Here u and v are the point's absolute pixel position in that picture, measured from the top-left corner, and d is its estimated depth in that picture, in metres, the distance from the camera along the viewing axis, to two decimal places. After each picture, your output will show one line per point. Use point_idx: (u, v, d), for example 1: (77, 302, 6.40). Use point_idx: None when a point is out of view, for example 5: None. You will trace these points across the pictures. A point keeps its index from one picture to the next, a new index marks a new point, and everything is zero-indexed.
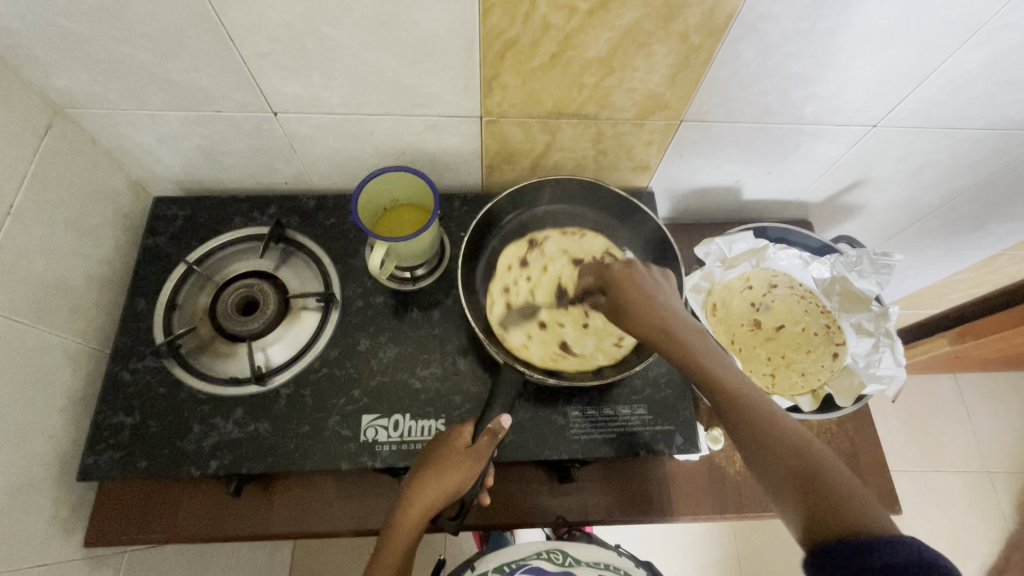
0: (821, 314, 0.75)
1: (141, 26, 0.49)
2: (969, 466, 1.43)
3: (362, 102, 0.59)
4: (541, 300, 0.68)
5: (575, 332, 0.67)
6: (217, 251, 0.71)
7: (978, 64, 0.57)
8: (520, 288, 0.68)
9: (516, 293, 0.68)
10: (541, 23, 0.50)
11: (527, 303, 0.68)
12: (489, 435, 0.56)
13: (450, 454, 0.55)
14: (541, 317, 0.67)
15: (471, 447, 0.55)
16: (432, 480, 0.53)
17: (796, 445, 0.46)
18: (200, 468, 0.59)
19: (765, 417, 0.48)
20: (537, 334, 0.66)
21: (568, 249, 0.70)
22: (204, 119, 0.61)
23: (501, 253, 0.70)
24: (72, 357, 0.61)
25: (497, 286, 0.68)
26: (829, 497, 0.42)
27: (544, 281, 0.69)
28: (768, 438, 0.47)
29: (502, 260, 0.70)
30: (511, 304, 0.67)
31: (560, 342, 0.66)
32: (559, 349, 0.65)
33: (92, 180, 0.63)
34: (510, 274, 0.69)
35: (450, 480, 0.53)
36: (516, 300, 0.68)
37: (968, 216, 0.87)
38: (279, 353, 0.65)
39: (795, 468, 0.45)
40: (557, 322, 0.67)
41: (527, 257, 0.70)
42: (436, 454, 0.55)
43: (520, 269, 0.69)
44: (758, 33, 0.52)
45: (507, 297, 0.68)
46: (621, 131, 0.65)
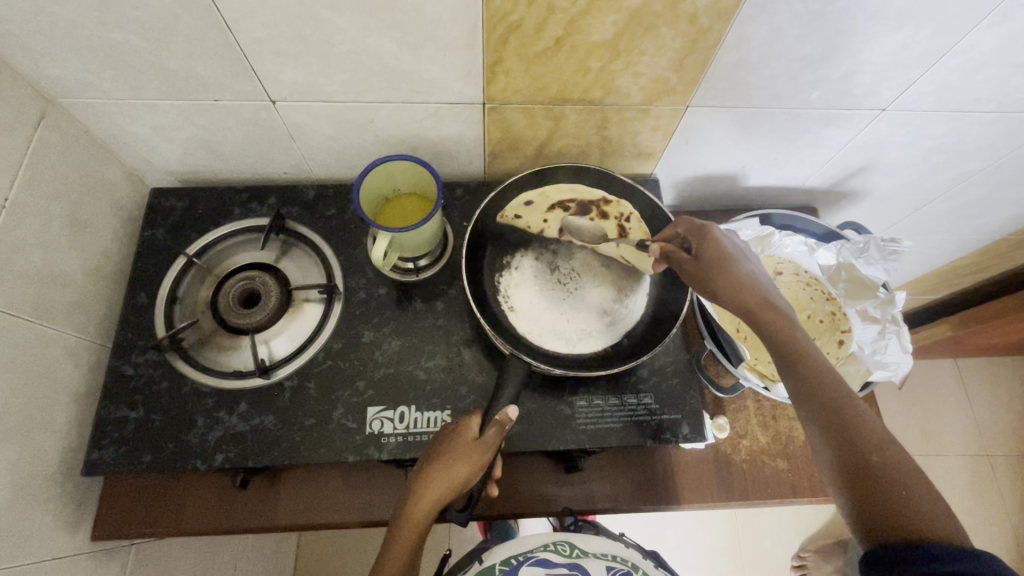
0: (826, 301, 0.74)
1: (133, 12, 0.48)
2: (969, 450, 1.45)
3: (362, 89, 0.58)
4: (541, 241, 0.68)
5: (553, 282, 0.66)
6: (216, 243, 0.70)
7: (991, 46, 0.55)
8: (535, 221, 0.69)
9: (532, 215, 0.69)
10: (546, 6, 0.48)
11: (531, 235, 0.69)
12: (496, 427, 0.54)
13: (458, 445, 0.54)
14: (531, 243, 0.68)
15: (477, 439, 0.54)
16: (439, 473, 0.53)
17: (884, 452, 0.45)
18: (206, 462, 0.59)
19: (850, 409, 0.48)
20: (518, 264, 0.67)
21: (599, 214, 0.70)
22: (201, 108, 0.59)
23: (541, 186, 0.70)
24: (74, 351, 0.60)
25: (519, 206, 0.70)
26: (902, 508, 0.42)
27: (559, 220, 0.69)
28: (851, 434, 0.46)
29: (538, 191, 0.70)
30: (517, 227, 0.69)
31: (532, 282, 0.66)
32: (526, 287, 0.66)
33: (87, 171, 0.62)
34: (538, 206, 0.70)
35: (456, 471, 0.53)
36: (525, 226, 0.69)
37: (975, 201, 0.86)
38: (282, 346, 0.64)
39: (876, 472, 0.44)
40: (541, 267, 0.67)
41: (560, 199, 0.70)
42: (443, 446, 0.55)
43: (547, 207, 0.70)
44: (770, 14, 0.50)
45: (519, 220, 0.69)
46: (626, 116, 0.64)
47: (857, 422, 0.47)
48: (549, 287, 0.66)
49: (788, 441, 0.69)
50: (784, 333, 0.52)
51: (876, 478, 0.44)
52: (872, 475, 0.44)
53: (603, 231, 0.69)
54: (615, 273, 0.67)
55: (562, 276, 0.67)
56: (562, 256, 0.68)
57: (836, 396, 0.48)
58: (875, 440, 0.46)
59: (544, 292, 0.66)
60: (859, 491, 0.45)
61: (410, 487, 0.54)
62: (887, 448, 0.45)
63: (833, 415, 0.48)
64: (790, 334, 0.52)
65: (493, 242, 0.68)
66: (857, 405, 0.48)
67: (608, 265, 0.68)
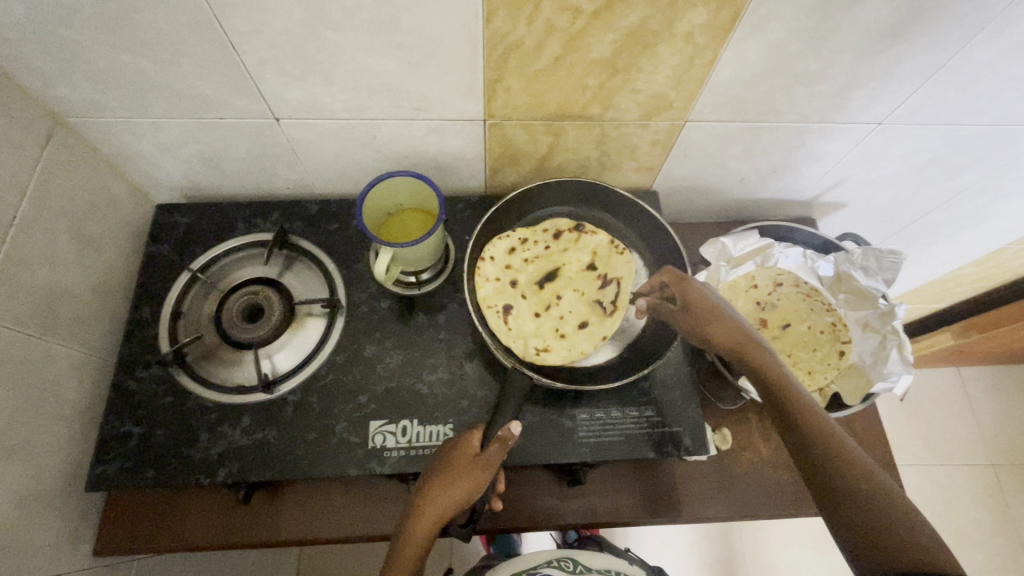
0: (826, 313, 0.74)
1: (140, 34, 0.49)
2: (974, 459, 1.44)
3: (365, 106, 0.58)
4: (530, 270, 0.69)
5: (529, 311, 0.67)
6: (220, 258, 0.70)
7: (984, 60, 0.56)
8: (533, 247, 0.69)
9: (526, 246, 0.69)
10: (544, 26, 0.50)
11: (522, 263, 0.69)
12: (499, 444, 0.55)
13: (461, 461, 0.55)
14: (517, 272, 0.68)
15: (480, 455, 0.55)
16: (442, 488, 0.53)
17: (868, 479, 0.46)
18: (209, 476, 0.59)
19: (835, 442, 0.49)
20: (500, 283, 0.67)
21: (597, 255, 0.69)
22: (206, 126, 0.60)
23: (548, 217, 0.71)
24: (78, 366, 0.60)
25: (522, 230, 0.70)
26: (885, 533, 0.43)
27: (552, 257, 0.69)
28: (848, 486, 0.46)
29: (547, 220, 0.70)
30: (513, 249, 0.69)
31: (508, 304, 0.66)
32: (501, 307, 0.66)
33: (94, 189, 0.63)
34: (540, 234, 0.70)
35: (460, 487, 0.53)
36: (520, 250, 0.69)
37: (972, 212, 0.87)
38: (284, 360, 0.64)
39: (862, 502, 0.45)
40: (523, 293, 0.68)
41: (564, 232, 0.70)
42: (446, 461, 0.55)
43: (548, 237, 0.70)
44: (764, 32, 0.51)
45: (518, 242, 0.69)
46: (625, 131, 0.65)
47: (841, 455, 0.48)
48: (517, 323, 0.66)
49: (791, 453, 0.69)
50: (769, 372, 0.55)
51: (860, 506, 0.45)
52: (856, 506, 0.45)
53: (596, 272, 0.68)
54: (585, 322, 0.66)
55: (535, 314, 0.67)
56: (549, 288, 0.69)
57: (835, 449, 0.48)
58: (860, 470, 0.47)
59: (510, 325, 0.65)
60: (847, 517, 0.45)
61: (414, 502, 0.54)
62: (871, 478, 0.46)
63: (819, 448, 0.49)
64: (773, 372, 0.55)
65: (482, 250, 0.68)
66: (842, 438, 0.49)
67: (586, 309, 0.67)
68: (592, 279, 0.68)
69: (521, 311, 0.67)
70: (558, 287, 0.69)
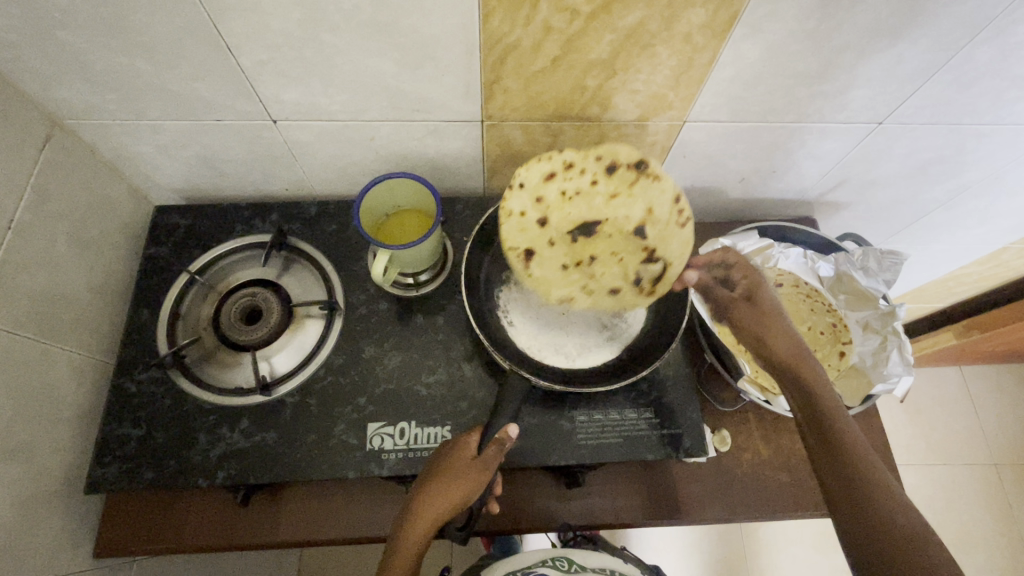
0: (826, 313, 0.75)
1: (137, 37, 0.49)
2: (976, 459, 1.43)
3: (363, 108, 0.58)
4: (565, 213, 0.64)
5: (552, 260, 0.64)
6: (219, 260, 0.70)
7: (985, 60, 0.56)
8: (576, 183, 0.63)
9: (568, 178, 0.63)
10: (542, 26, 0.49)
11: (559, 201, 0.64)
12: (496, 445, 0.55)
13: (457, 462, 0.55)
14: (550, 213, 0.63)
15: (476, 457, 0.55)
16: (438, 491, 0.53)
17: (900, 516, 0.46)
18: (208, 478, 0.59)
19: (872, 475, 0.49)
20: (529, 219, 0.64)
21: (651, 211, 0.63)
22: (204, 128, 0.60)
23: (614, 145, 0.61)
24: (78, 369, 0.61)
25: (568, 156, 0.63)
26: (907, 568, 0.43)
27: (595, 200, 0.63)
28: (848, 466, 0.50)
29: (603, 150, 0.62)
30: (552, 176, 0.63)
31: (530, 249, 0.64)
32: (524, 253, 0.63)
33: (92, 191, 0.63)
34: (589, 167, 0.62)
35: (456, 488, 0.53)
36: (562, 184, 0.63)
37: (974, 211, 0.86)
38: (283, 362, 0.65)
39: (890, 535, 0.45)
40: (553, 235, 0.64)
41: (619, 171, 0.62)
42: (443, 463, 0.55)
43: (598, 175, 0.63)
44: (764, 32, 0.51)
45: (561, 172, 0.63)
46: (624, 132, 0.65)
47: (877, 487, 0.48)
48: (544, 272, 0.64)
49: (791, 454, 0.69)
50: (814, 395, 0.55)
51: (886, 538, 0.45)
52: (868, 518, 0.47)
53: (642, 234, 0.64)
54: (617, 288, 0.63)
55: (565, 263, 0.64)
56: (582, 236, 0.64)
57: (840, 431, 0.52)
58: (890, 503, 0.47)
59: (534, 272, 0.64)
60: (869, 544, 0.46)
61: (410, 505, 0.54)
62: (906, 516, 0.46)
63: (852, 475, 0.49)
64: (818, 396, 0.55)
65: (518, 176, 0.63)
66: (879, 470, 0.49)
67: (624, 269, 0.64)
68: (636, 239, 0.64)
69: (546, 259, 0.64)
70: (594, 235, 0.64)
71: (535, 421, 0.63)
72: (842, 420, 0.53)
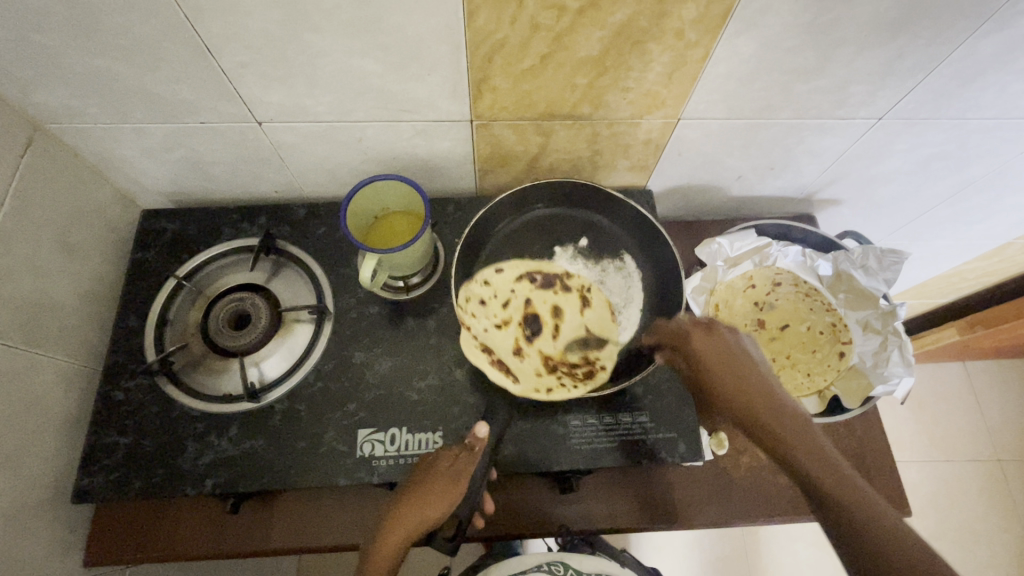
0: (826, 312, 0.73)
1: (115, 39, 0.48)
2: (980, 455, 1.42)
3: (349, 108, 0.57)
4: (520, 282, 0.67)
5: (500, 317, 0.66)
6: (207, 264, 0.69)
7: (989, 53, 0.54)
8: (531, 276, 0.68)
9: (525, 284, 0.67)
10: (529, 24, 0.48)
11: (517, 274, 0.68)
12: (470, 450, 0.56)
13: (434, 471, 0.55)
14: (507, 279, 0.67)
15: (451, 465, 0.55)
16: (416, 499, 0.53)
17: (890, 534, 0.42)
18: (197, 487, 0.58)
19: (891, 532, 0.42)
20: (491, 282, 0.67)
21: (593, 306, 0.67)
22: (188, 131, 0.59)
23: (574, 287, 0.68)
24: (65, 377, 0.60)
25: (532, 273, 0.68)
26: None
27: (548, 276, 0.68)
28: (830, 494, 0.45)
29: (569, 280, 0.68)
30: (514, 271, 0.68)
31: (483, 301, 0.66)
32: (478, 304, 0.65)
33: (77, 196, 0.62)
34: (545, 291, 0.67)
35: (435, 495, 0.53)
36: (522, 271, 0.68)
37: (977, 206, 0.84)
38: (273, 367, 0.63)
39: (890, 562, 0.41)
40: (506, 295, 0.67)
41: (571, 302, 0.67)
42: (421, 473, 0.55)
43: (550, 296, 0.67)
44: (759, 28, 0.49)
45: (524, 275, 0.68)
46: (616, 130, 0.63)
47: (869, 516, 0.43)
48: (494, 337, 0.65)
49: None
50: (790, 430, 0.49)
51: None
52: (868, 548, 0.42)
53: (583, 309, 0.66)
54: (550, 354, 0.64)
55: (513, 337, 0.65)
56: (529, 299, 0.67)
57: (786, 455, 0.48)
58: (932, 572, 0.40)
59: (483, 336, 0.64)
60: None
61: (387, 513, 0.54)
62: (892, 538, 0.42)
63: (866, 541, 0.42)
64: (807, 454, 0.47)
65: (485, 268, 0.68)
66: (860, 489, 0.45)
67: (569, 336, 0.65)
68: (578, 313, 0.66)
69: (493, 315, 0.66)
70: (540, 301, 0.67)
71: (528, 426, 0.62)
72: (846, 479, 0.46)
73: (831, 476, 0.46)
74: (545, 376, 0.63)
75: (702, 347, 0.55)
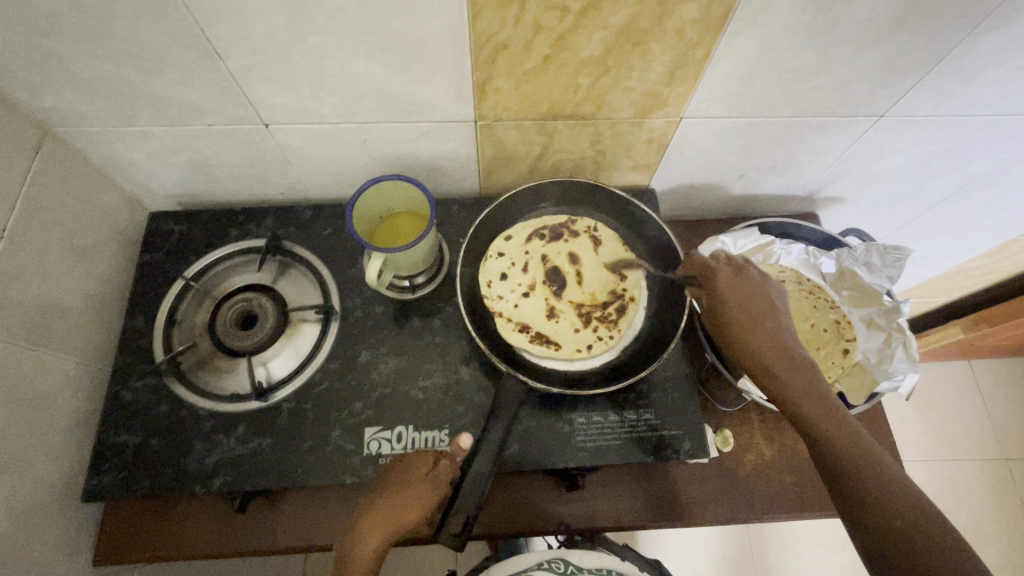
0: (829, 310, 0.72)
1: (124, 44, 0.48)
2: (986, 454, 1.41)
3: (354, 110, 0.58)
4: (533, 243, 0.70)
5: (525, 283, 0.68)
6: (214, 265, 0.70)
7: (989, 51, 0.54)
8: (541, 232, 0.70)
9: (539, 242, 0.70)
10: (532, 25, 0.48)
11: (528, 237, 0.70)
12: (448, 460, 0.57)
13: (414, 476, 0.56)
14: (519, 244, 0.69)
15: (431, 471, 0.56)
16: (396, 502, 0.54)
17: (898, 494, 0.46)
18: (204, 485, 0.59)
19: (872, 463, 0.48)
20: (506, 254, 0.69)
21: (607, 244, 0.70)
22: (195, 133, 0.60)
23: (583, 232, 0.70)
24: (74, 377, 0.60)
25: (541, 230, 0.70)
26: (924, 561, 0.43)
27: (558, 232, 0.70)
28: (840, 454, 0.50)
29: (578, 225, 0.71)
30: (525, 236, 0.70)
31: (503, 274, 0.68)
32: (500, 278, 0.67)
33: (86, 198, 0.63)
34: (559, 244, 0.70)
35: (411, 499, 0.54)
36: (530, 233, 0.70)
37: (980, 204, 0.85)
38: (280, 367, 0.64)
39: (897, 517, 0.45)
40: (523, 261, 0.69)
41: (584, 247, 0.70)
42: (399, 475, 0.56)
43: (564, 245, 0.70)
44: (759, 27, 0.50)
45: (534, 234, 0.70)
46: (619, 130, 0.64)
47: (876, 478, 0.48)
48: (526, 309, 0.66)
49: (794, 454, 0.68)
50: (802, 391, 0.53)
51: (896, 529, 0.45)
52: (873, 504, 0.47)
53: (598, 251, 0.69)
54: (582, 309, 0.67)
55: (543, 303, 0.67)
56: (548, 258, 0.69)
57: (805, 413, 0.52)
58: (901, 496, 0.46)
59: (516, 312, 0.66)
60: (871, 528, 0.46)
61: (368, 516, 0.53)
62: (898, 500, 0.46)
63: (852, 473, 0.48)
64: (806, 392, 0.52)
65: (496, 246, 0.69)
66: (871, 448, 0.50)
67: (595, 285, 0.68)
68: (595, 257, 0.69)
69: (518, 283, 0.68)
70: (559, 260, 0.69)
71: (532, 424, 0.62)
72: (835, 416, 0.51)
73: (825, 413, 0.51)
74: (585, 329, 0.66)
75: (735, 302, 0.56)
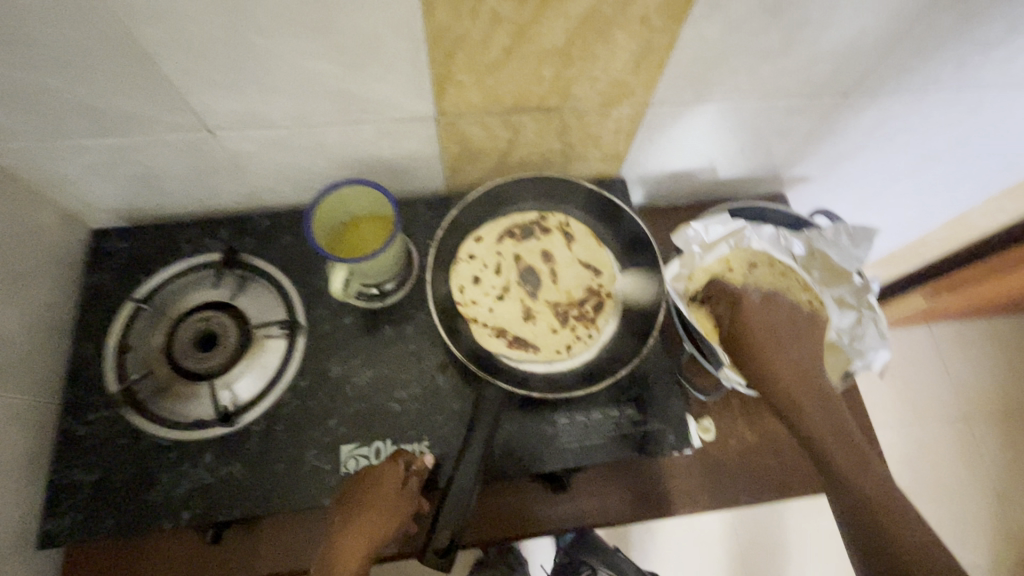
0: (804, 291, 0.72)
1: (43, 51, 0.44)
2: (950, 416, 1.47)
3: (307, 113, 0.54)
4: (505, 245, 0.68)
5: (499, 286, 0.67)
6: (166, 284, 0.65)
7: (948, 28, 0.54)
8: (512, 233, 0.69)
9: (511, 243, 0.68)
10: (490, 16, 0.46)
11: (500, 238, 0.69)
12: (416, 476, 0.55)
13: (384, 494, 0.53)
14: (491, 246, 0.68)
15: (401, 489, 0.54)
16: (372, 525, 0.51)
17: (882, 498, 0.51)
18: (173, 520, 0.56)
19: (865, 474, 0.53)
20: (477, 258, 0.67)
21: (579, 240, 0.69)
22: (135, 144, 0.55)
23: (555, 229, 0.69)
24: (20, 415, 0.56)
25: (513, 231, 0.69)
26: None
27: (529, 231, 0.69)
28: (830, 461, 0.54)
29: (548, 221, 0.69)
30: (495, 237, 0.69)
31: (475, 279, 0.67)
32: (472, 283, 0.66)
33: (18, 220, 0.58)
34: (531, 243, 0.69)
35: (384, 519, 0.52)
36: (501, 235, 0.69)
37: (939, 177, 0.86)
38: (246, 388, 0.60)
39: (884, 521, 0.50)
40: (495, 265, 0.67)
41: (557, 245, 0.69)
42: (365, 494, 0.52)
43: (537, 244, 0.68)
44: (725, 11, 0.49)
45: (506, 235, 0.69)
46: (586, 121, 0.62)
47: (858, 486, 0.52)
48: (500, 312, 0.65)
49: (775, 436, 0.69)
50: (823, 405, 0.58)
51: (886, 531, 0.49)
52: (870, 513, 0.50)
53: (571, 248, 0.68)
54: (558, 310, 0.66)
55: (518, 305, 0.66)
56: (521, 259, 0.68)
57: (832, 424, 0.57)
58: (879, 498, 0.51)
59: (491, 316, 0.65)
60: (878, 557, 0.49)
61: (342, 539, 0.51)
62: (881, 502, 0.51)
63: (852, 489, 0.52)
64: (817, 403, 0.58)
65: (466, 250, 0.67)
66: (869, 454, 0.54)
67: (570, 283, 0.67)
68: (568, 254, 0.68)
69: (492, 288, 0.66)
70: (531, 259, 0.68)
71: (515, 430, 0.61)
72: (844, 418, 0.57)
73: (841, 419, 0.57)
74: (562, 330, 0.65)
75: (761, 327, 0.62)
